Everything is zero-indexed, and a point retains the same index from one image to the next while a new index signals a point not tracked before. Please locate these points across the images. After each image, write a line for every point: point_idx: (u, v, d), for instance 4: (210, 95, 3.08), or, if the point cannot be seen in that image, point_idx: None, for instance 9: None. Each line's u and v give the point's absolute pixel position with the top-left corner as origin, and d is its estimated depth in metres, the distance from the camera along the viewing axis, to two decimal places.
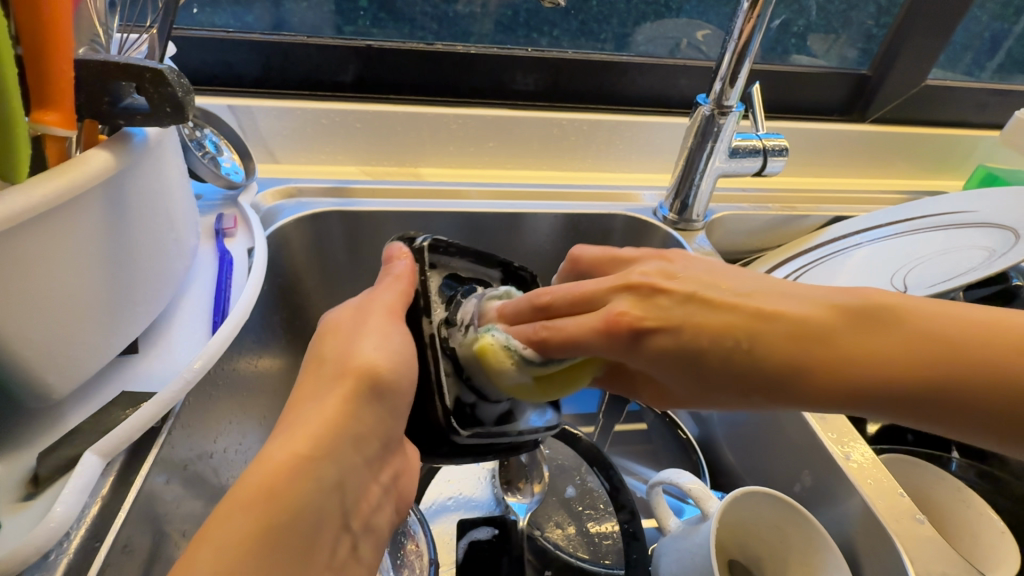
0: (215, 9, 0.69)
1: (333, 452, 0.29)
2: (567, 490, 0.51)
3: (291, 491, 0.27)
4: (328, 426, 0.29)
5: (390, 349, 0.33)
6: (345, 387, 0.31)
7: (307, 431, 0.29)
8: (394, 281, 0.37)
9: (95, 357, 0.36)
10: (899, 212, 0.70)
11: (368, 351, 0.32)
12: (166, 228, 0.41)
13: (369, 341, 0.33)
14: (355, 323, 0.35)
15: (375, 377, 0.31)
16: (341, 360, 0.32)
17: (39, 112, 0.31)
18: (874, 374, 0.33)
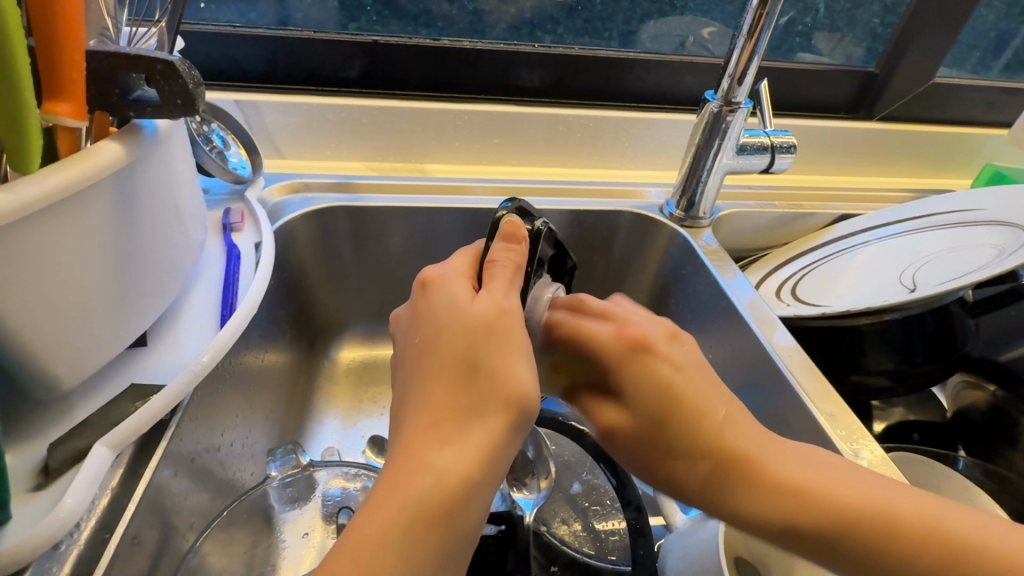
0: (221, 5, 0.69)
1: (490, 474, 0.30)
2: (573, 486, 0.52)
3: (461, 517, 0.29)
4: (479, 450, 0.30)
5: (531, 362, 0.32)
6: (484, 401, 0.30)
7: (473, 454, 0.30)
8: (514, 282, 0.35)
9: (105, 348, 0.36)
10: (906, 210, 0.70)
11: (516, 370, 0.31)
12: (175, 221, 0.41)
13: (512, 357, 0.32)
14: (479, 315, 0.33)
15: (528, 408, 0.31)
16: (472, 365, 0.31)
17: (50, 103, 0.31)
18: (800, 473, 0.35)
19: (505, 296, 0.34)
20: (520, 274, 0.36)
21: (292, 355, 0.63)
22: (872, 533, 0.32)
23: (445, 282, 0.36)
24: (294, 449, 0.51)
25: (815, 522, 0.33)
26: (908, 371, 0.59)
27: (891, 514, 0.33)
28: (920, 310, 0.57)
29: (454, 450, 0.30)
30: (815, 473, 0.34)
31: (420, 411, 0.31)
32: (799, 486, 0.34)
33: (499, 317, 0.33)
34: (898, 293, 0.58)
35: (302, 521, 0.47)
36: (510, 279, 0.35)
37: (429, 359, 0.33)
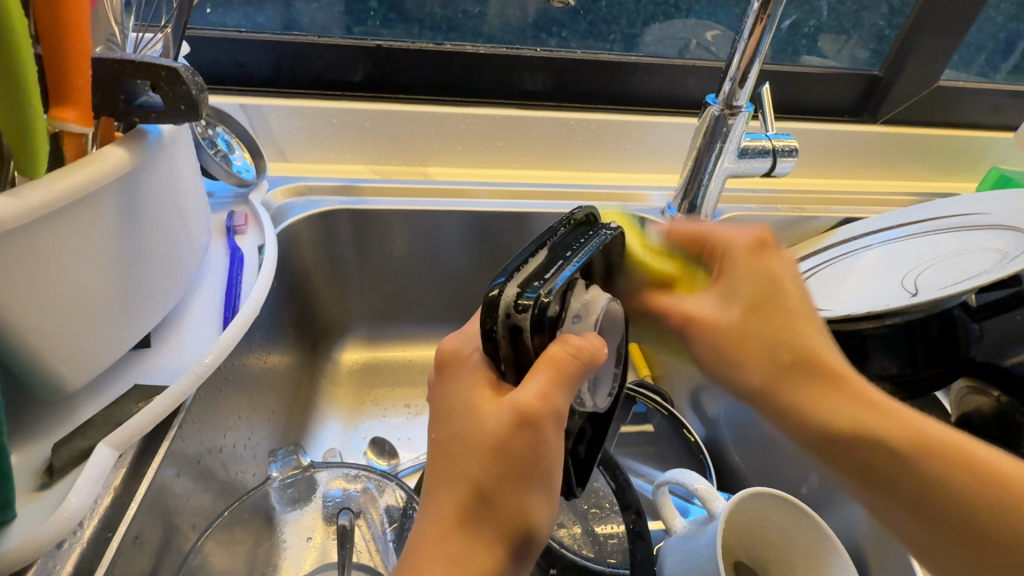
0: (227, 10, 0.70)
1: None
2: (569, 491, 0.51)
3: None
4: (487, 574, 0.30)
5: (553, 511, 0.32)
6: (518, 554, 0.31)
7: (475, 574, 0.30)
8: (565, 377, 0.31)
9: (110, 349, 0.37)
10: (910, 213, 0.70)
11: (538, 516, 0.31)
12: (179, 225, 0.41)
13: (536, 499, 0.31)
14: (519, 451, 0.30)
15: (527, 538, 0.31)
16: (506, 518, 0.31)
17: (57, 109, 0.31)
18: (819, 422, 0.40)
19: (560, 407, 0.31)
20: (579, 368, 0.31)
21: (295, 356, 0.63)
22: (890, 464, 0.37)
23: (460, 363, 0.34)
24: (296, 451, 0.53)
25: (912, 481, 0.37)
26: (911, 376, 0.59)
27: (921, 442, 0.37)
28: (922, 314, 0.57)
29: (459, 573, 0.30)
30: (870, 452, 0.38)
31: (444, 556, 0.30)
32: (905, 442, 0.37)
33: (523, 431, 0.30)
34: (900, 297, 0.58)
35: (303, 522, 0.48)
36: (562, 374, 0.31)
37: (451, 456, 0.31)
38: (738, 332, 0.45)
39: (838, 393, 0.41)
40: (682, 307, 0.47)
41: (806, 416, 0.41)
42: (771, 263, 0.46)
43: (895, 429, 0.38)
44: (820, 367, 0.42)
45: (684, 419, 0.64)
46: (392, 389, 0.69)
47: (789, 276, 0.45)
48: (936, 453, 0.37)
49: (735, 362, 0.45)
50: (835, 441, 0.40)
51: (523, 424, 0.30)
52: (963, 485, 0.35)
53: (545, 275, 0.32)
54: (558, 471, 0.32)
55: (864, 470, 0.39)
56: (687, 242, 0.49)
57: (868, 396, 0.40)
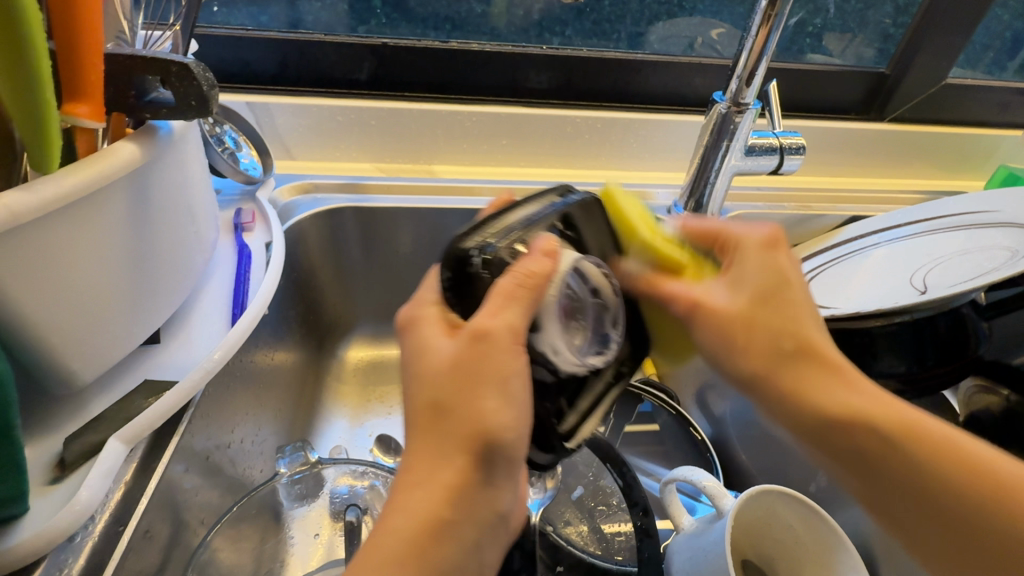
0: (233, 9, 0.70)
1: (463, 510, 0.31)
2: (577, 489, 0.51)
3: (434, 550, 0.31)
4: (452, 487, 0.31)
5: (520, 413, 0.32)
6: (493, 468, 0.32)
7: (439, 490, 0.31)
8: (525, 279, 0.31)
9: (121, 344, 0.37)
10: (917, 211, 0.69)
11: (494, 421, 0.31)
12: (188, 221, 0.41)
13: (491, 403, 0.31)
14: (485, 360, 0.31)
15: (493, 444, 0.31)
16: (477, 424, 0.31)
17: (70, 105, 0.31)
18: (818, 405, 0.39)
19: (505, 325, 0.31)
20: (534, 290, 0.31)
21: (301, 354, 0.63)
22: (885, 451, 0.38)
23: (421, 322, 0.34)
24: (303, 447, 0.52)
25: (909, 475, 0.37)
26: (920, 375, 0.58)
27: (913, 434, 0.38)
28: (931, 313, 0.57)
29: (424, 490, 0.31)
30: (862, 440, 0.38)
31: (420, 477, 0.31)
32: (899, 431, 0.38)
33: (476, 344, 0.31)
34: (908, 295, 0.58)
35: (310, 518, 0.48)
36: (513, 294, 0.31)
37: (416, 385, 0.33)
38: (744, 320, 0.41)
39: (843, 388, 0.39)
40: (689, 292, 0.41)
41: (803, 409, 0.40)
42: (783, 262, 0.42)
43: (884, 418, 0.38)
44: (817, 359, 0.40)
45: (690, 417, 0.64)
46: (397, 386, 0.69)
47: (797, 274, 0.42)
48: (927, 441, 0.37)
49: (729, 347, 0.41)
50: (836, 433, 0.39)
51: (481, 343, 0.31)
52: (957, 469, 0.37)
53: (500, 233, 0.34)
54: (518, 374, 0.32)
55: (856, 457, 0.39)
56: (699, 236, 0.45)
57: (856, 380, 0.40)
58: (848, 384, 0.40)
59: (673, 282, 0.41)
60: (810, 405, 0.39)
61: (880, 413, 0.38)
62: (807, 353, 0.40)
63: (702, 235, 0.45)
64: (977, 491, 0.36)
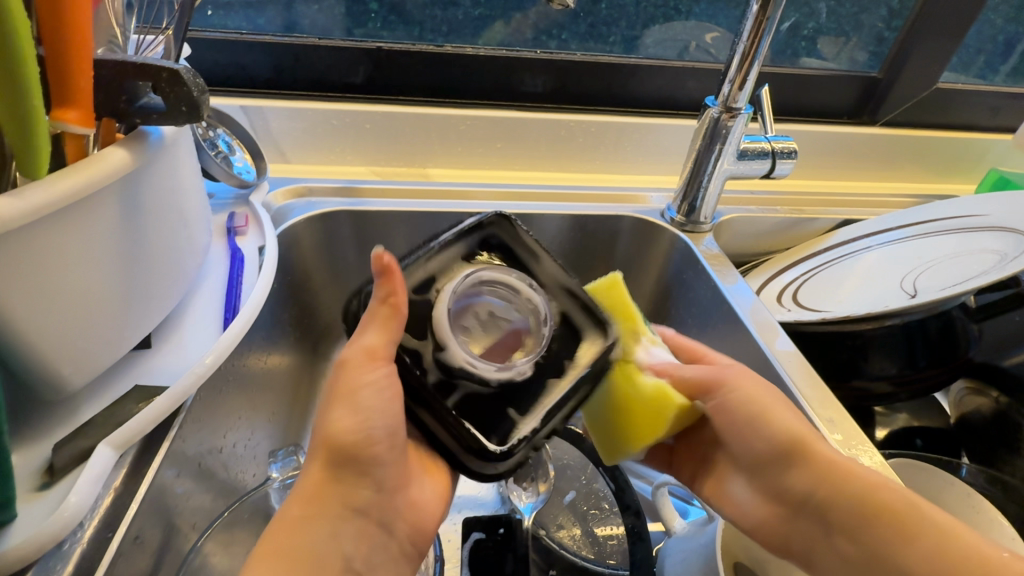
0: (228, 12, 0.70)
1: (325, 510, 0.35)
2: (569, 493, 0.51)
3: (299, 543, 0.33)
4: (320, 486, 0.35)
5: (367, 420, 0.35)
6: (352, 470, 0.35)
7: (303, 490, 0.35)
8: (377, 306, 0.35)
9: (112, 350, 0.37)
10: (909, 215, 0.69)
11: (341, 423, 0.35)
12: (180, 226, 0.42)
13: (341, 411, 0.35)
14: (359, 373, 0.35)
15: (341, 448, 0.35)
16: (327, 434, 0.35)
17: (59, 110, 0.32)
18: (802, 472, 0.41)
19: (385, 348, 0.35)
20: (390, 310, 0.35)
21: (295, 357, 0.63)
22: (855, 516, 0.38)
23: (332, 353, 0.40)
24: (296, 451, 0.53)
25: (875, 536, 0.37)
26: (909, 377, 0.58)
27: (883, 496, 0.38)
28: (921, 316, 0.57)
29: (296, 492, 0.35)
30: (829, 496, 0.40)
31: (295, 480, 0.36)
32: (856, 490, 0.38)
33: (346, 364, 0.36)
34: (898, 298, 0.58)
35: None
36: (379, 317, 0.35)
37: (314, 409, 0.39)
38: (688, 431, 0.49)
39: (821, 452, 0.41)
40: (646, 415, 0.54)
41: (792, 477, 0.42)
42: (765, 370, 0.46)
43: (857, 488, 0.39)
44: (806, 436, 0.42)
45: None
46: None
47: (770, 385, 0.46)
48: (887, 504, 0.37)
49: (730, 417, 0.44)
50: (823, 500, 0.40)
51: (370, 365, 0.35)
52: (930, 529, 0.35)
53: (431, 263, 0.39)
54: (369, 385, 0.35)
55: (828, 519, 0.40)
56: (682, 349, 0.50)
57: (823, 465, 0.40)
58: (828, 455, 0.41)
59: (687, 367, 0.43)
60: (789, 467, 0.42)
61: (850, 482, 0.39)
62: (805, 429, 0.42)
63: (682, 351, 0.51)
64: (922, 540, 0.35)
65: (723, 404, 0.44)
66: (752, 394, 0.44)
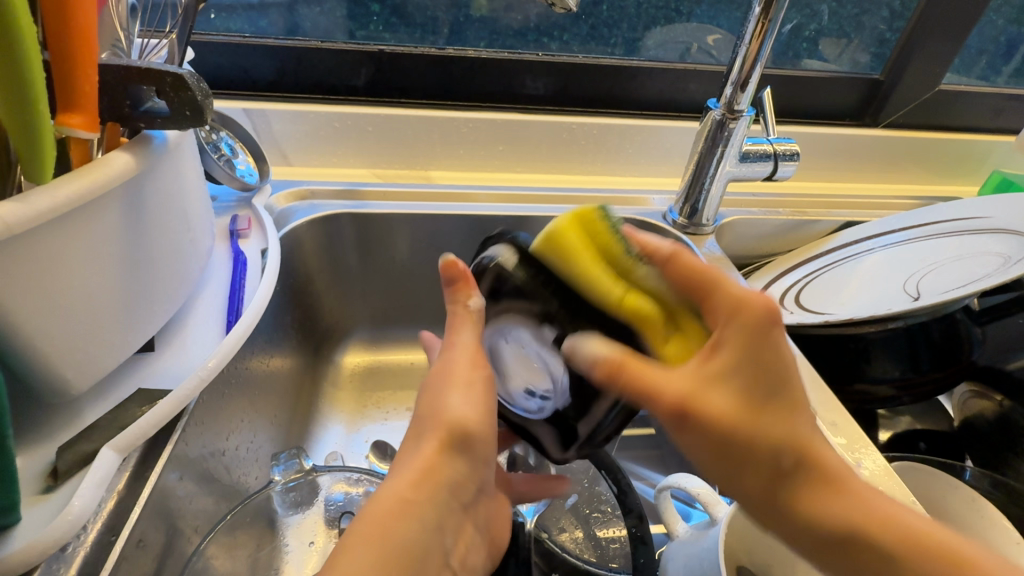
0: (231, 15, 0.70)
1: (433, 493, 0.35)
2: (571, 498, 0.52)
3: (402, 529, 0.33)
4: (427, 472, 0.35)
5: (485, 410, 0.37)
6: (461, 460, 0.37)
7: (415, 474, 0.35)
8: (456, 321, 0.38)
9: (115, 354, 0.37)
10: (912, 217, 0.70)
11: (460, 410, 0.36)
12: (183, 229, 0.42)
13: (457, 400, 0.37)
14: (471, 365, 0.37)
15: (463, 433, 0.36)
16: (447, 420, 0.36)
17: (63, 115, 0.32)
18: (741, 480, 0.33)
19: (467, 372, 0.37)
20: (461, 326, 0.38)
21: (298, 360, 0.63)
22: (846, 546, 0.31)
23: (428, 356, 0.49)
24: (298, 454, 0.53)
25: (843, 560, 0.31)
26: (913, 380, 0.58)
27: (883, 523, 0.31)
28: (923, 318, 0.57)
29: (399, 476, 0.35)
30: (840, 546, 0.31)
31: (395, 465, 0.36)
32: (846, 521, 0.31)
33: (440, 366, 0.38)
34: (901, 300, 0.58)
35: (305, 526, 0.48)
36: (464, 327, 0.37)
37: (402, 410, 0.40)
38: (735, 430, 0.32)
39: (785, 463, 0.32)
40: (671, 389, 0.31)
41: (739, 482, 0.33)
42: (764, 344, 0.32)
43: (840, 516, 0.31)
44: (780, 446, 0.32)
45: None
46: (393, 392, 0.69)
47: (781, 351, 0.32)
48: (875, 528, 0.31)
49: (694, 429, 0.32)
50: (784, 511, 0.32)
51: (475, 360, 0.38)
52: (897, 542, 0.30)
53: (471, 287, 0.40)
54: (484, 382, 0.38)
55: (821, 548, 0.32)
56: (683, 273, 0.33)
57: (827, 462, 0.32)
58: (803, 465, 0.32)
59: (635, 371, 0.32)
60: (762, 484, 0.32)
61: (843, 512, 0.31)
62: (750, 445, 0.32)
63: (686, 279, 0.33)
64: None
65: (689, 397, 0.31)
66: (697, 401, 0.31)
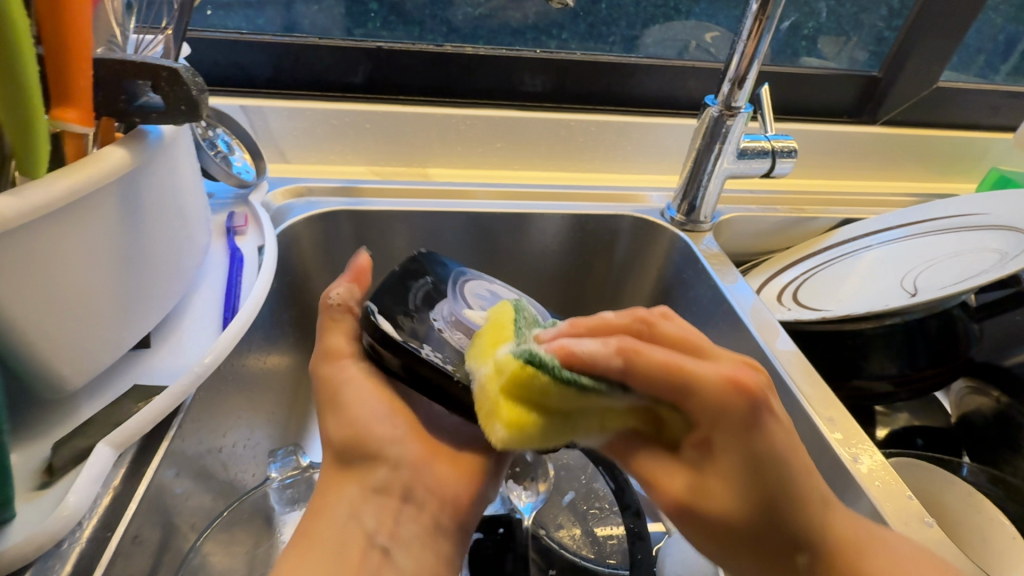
0: (228, 12, 0.70)
1: (335, 498, 0.39)
2: (568, 494, 0.52)
3: (312, 528, 0.38)
4: (328, 480, 0.41)
5: (350, 413, 0.41)
6: (356, 462, 0.41)
7: (321, 490, 0.40)
8: (338, 321, 0.43)
9: (110, 350, 0.37)
10: (909, 214, 0.69)
11: (331, 426, 0.42)
12: (179, 225, 0.42)
13: (329, 420, 0.42)
14: (335, 378, 0.42)
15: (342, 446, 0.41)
16: (330, 442, 0.42)
17: (58, 110, 0.31)
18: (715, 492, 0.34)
19: (347, 347, 0.43)
20: (347, 316, 0.43)
21: (295, 357, 0.63)
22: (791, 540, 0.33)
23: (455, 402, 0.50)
24: (295, 451, 0.52)
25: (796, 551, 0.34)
26: (910, 377, 0.58)
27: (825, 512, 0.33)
28: (920, 315, 0.57)
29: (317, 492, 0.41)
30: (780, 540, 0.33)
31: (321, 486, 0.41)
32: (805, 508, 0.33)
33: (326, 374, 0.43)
34: (898, 297, 0.58)
35: None
36: (346, 328, 0.43)
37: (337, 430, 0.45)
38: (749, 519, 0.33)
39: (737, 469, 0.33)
40: (676, 488, 0.35)
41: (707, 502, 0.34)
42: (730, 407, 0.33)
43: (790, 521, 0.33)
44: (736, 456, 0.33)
45: None
46: None
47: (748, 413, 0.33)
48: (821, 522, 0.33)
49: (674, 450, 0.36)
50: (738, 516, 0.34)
51: (335, 362, 0.43)
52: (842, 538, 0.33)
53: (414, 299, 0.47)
54: (342, 390, 0.42)
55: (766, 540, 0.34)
56: (647, 381, 0.32)
57: (842, 537, 0.33)
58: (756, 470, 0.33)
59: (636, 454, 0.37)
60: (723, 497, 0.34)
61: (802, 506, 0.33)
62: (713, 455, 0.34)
63: (648, 376, 0.32)
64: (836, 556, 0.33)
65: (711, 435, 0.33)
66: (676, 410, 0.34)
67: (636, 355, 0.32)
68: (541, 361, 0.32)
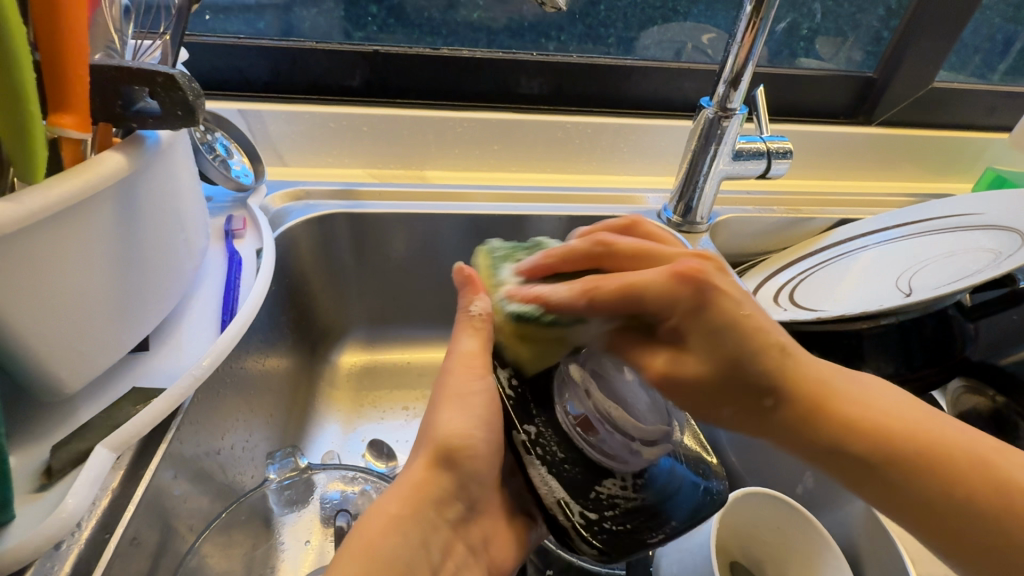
0: (226, 16, 0.71)
1: (413, 505, 0.37)
2: None
3: (380, 544, 0.35)
4: (415, 484, 0.38)
5: (466, 422, 0.39)
6: (451, 476, 0.39)
7: (400, 494, 0.37)
8: (477, 331, 0.41)
9: (108, 353, 0.37)
10: (904, 215, 0.70)
11: (446, 421, 0.39)
12: (177, 228, 0.42)
13: (446, 415, 0.39)
14: (466, 376, 0.40)
15: (448, 449, 0.39)
16: (439, 434, 0.39)
17: (55, 115, 0.32)
18: (689, 365, 0.35)
19: (478, 353, 0.40)
20: (487, 325, 0.41)
21: (293, 360, 0.64)
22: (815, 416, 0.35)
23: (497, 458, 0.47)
24: (292, 453, 0.55)
25: (824, 439, 0.35)
26: (907, 376, 0.58)
27: (889, 429, 0.35)
28: (916, 314, 0.57)
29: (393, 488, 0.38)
30: (805, 406, 0.35)
31: (397, 482, 0.38)
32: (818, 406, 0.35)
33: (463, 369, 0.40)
34: (894, 297, 0.58)
35: (301, 524, 0.49)
36: (484, 342, 0.41)
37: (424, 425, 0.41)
38: (718, 379, 0.35)
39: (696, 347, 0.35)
40: (656, 362, 0.36)
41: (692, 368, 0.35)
42: (715, 287, 0.35)
43: (861, 443, 0.35)
44: (756, 336, 0.34)
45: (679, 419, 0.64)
46: (390, 391, 0.69)
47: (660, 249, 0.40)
48: (872, 433, 0.35)
49: (638, 331, 0.37)
50: (744, 373, 0.34)
51: (465, 367, 0.40)
52: (886, 421, 0.35)
53: None
54: (475, 396, 0.39)
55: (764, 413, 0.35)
56: (616, 267, 0.40)
57: (817, 393, 0.35)
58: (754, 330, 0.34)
59: (621, 339, 0.38)
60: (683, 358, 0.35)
61: (844, 419, 0.35)
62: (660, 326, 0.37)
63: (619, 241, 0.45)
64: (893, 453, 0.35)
65: (688, 320, 0.35)
66: (663, 284, 0.35)
67: (603, 256, 0.40)
68: (525, 314, 0.37)
